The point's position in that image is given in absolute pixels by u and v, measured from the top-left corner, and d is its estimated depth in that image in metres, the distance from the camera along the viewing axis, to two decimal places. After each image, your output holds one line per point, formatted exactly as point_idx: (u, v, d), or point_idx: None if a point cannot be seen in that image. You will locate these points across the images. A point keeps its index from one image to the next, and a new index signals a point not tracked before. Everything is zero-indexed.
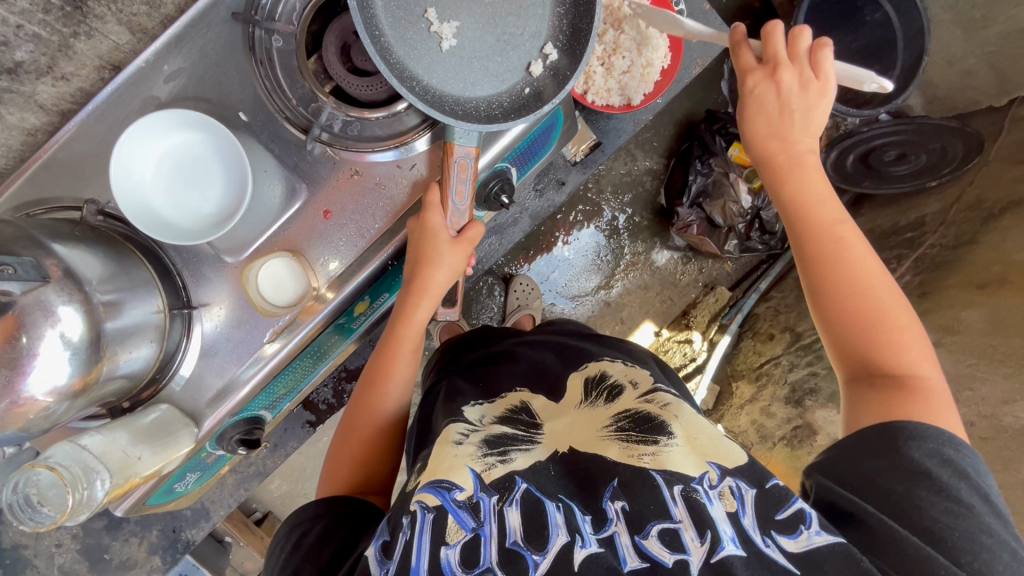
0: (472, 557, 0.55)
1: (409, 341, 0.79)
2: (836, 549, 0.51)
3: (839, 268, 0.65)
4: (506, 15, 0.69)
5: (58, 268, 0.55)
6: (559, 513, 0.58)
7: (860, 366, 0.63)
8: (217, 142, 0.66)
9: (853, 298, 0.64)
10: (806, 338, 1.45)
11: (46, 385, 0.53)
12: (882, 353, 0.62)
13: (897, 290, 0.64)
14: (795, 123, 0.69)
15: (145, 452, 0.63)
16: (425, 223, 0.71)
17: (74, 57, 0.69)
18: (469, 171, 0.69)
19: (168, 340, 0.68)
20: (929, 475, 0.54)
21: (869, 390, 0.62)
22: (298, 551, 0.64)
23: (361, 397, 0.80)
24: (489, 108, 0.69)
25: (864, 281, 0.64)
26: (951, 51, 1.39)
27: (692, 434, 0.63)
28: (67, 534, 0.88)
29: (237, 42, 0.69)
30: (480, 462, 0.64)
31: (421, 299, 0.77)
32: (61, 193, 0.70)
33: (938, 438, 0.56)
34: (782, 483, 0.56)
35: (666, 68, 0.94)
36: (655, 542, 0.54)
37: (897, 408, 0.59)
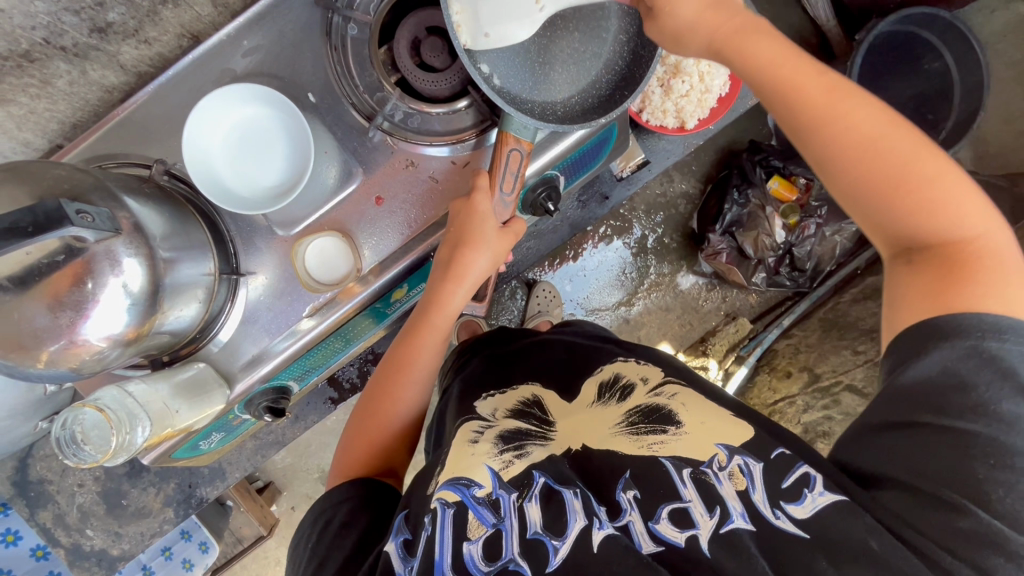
0: (493, 552, 0.58)
1: (442, 329, 0.80)
2: (840, 505, 0.55)
3: (832, 129, 0.60)
4: (573, 31, 0.70)
5: (128, 221, 0.57)
6: (576, 499, 0.61)
7: (899, 241, 0.60)
8: (284, 119, 0.69)
9: (861, 169, 0.60)
10: (824, 380, 1.44)
11: (102, 331, 0.56)
12: (914, 217, 0.58)
13: (907, 141, 0.59)
14: None
15: (183, 407, 0.66)
16: (473, 205, 0.71)
17: (159, 23, 0.73)
18: (520, 162, 0.70)
19: (214, 302, 0.71)
20: (965, 389, 0.53)
21: (909, 269, 0.59)
22: (323, 542, 0.65)
23: (384, 380, 0.81)
24: (543, 115, 0.69)
25: (864, 131, 0.60)
26: (1009, 108, 1.42)
27: (696, 423, 0.68)
28: (89, 476, 0.93)
29: (315, 27, 0.72)
30: (497, 459, 0.67)
31: (459, 286, 0.77)
32: (130, 149, 0.73)
33: (977, 330, 0.53)
34: (786, 454, 0.62)
35: (723, 96, 0.96)
36: (666, 524, 0.58)
37: (942, 285, 0.56)
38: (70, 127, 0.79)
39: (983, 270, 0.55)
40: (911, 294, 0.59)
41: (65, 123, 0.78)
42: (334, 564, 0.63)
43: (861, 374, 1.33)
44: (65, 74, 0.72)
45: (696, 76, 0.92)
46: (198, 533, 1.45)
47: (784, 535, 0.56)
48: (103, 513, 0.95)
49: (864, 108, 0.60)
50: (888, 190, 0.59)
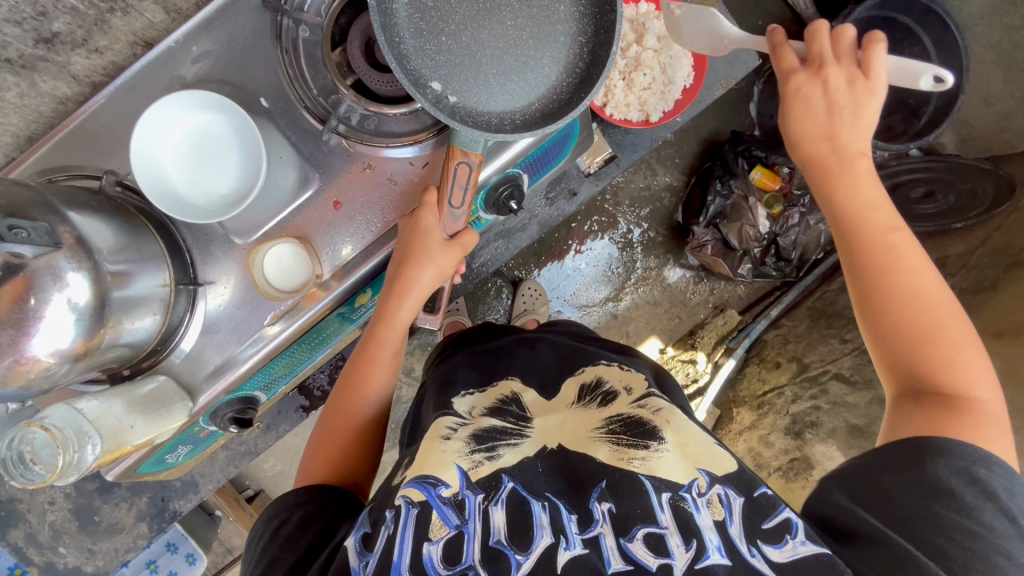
0: (453, 555, 0.57)
1: (391, 343, 0.80)
2: (820, 560, 0.55)
3: (889, 271, 0.64)
4: (527, 39, 0.67)
5: (71, 235, 0.56)
6: (544, 513, 0.60)
7: (908, 382, 0.62)
8: (237, 127, 0.68)
9: (901, 306, 0.63)
10: (812, 370, 1.43)
11: (51, 347, 0.55)
12: (929, 365, 0.61)
13: (953, 306, 0.63)
14: (845, 120, 0.67)
15: (138, 422, 0.65)
16: (417, 221, 0.72)
17: (109, 31, 0.72)
18: (469, 177, 0.69)
19: (172, 314, 0.70)
20: (952, 493, 0.55)
21: (912, 406, 0.61)
22: (276, 539, 0.65)
23: (340, 396, 0.81)
24: (499, 127, 0.67)
25: (911, 284, 0.63)
26: (989, 91, 1.41)
27: (680, 444, 0.67)
28: (60, 493, 0.92)
29: (265, 30, 0.71)
30: (467, 459, 0.68)
31: (404, 299, 0.77)
32: (83, 161, 0.72)
33: (969, 458, 0.57)
34: (770, 493, 0.61)
35: (688, 87, 0.94)
36: (640, 546, 0.57)
37: (941, 424, 0.59)
38: (25, 140, 0.78)
39: (980, 428, 0.58)
40: (915, 425, 0.60)
41: (19, 136, 0.77)
42: (285, 563, 0.62)
43: (848, 363, 1.33)
44: (14, 86, 0.71)
45: (657, 69, 0.91)
46: (184, 545, 1.43)
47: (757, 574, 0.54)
48: (76, 531, 0.94)
49: (922, 260, 0.65)
50: (919, 336, 0.62)
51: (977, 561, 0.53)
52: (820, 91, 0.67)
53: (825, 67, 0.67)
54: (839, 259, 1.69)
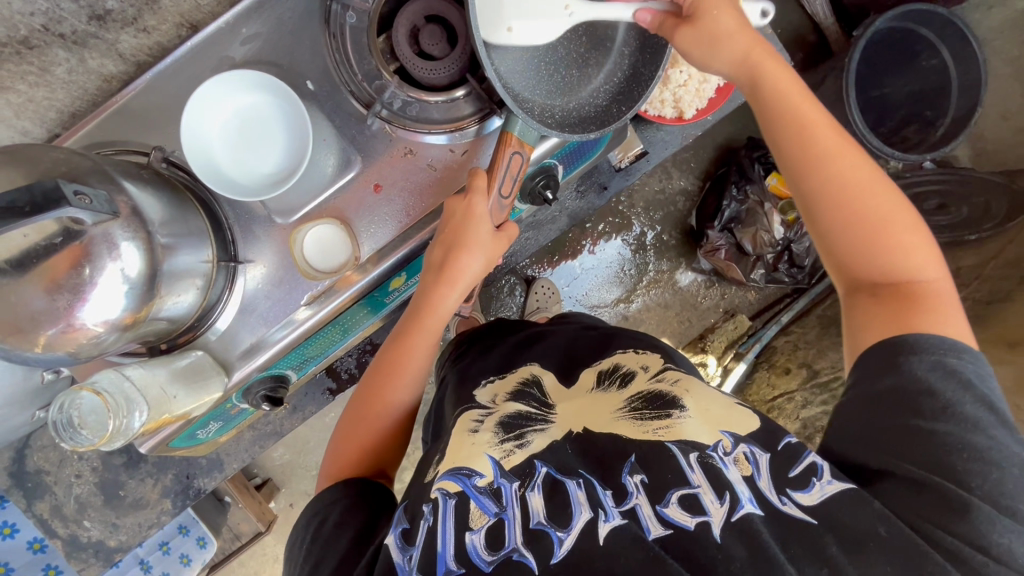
0: (497, 541, 0.59)
1: (432, 331, 0.79)
2: (849, 494, 0.56)
3: (821, 166, 0.66)
4: (578, 40, 0.71)
5: (126, 205, 0.57)
6: (580, 490, 0.62)
7: (861, 276, 0.66)
8: (285, 107, 0.69)
9: (840, 205, 0.66)
10: (823, 376, 1.44)
11: (100, 315, 0.56)
12: (877, 255, 0.65)
13: (892, 191, 0.66)
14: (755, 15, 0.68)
15: (181, 393, 0.66)
16: (470, 209, 0.71)
17: (158, 11, 0.73)
18: (520, 167, 0.71)
19: (212, 290, 0.71)
20: (933, 392, 0.57)
21: (869, 299, 0.65)
22: (319, 542, 0.66)
23: (372, 384, 0.80)
24: (544, 116, 0.68)
25: (843, 173, 0.66)
26: (1006, 106, 1.43)
27: (700, 408, 0.70)
28: (87, 466, 0.93)
29: (312, 14, 0.72)
30: (498, 448, 0.69)
31: (451, 290, 0.76)
32: (128, 137, 0.73)
33: (938, 350, 0.59)
34: (794, 442, 0.62)
35: (722, 85, 0.95)
36: (676, 509, 0.59)
37: (898, 314, 0.62)
38: (68, 117, 0.79)
39: (931, 306, 0.62)
40: (874, 321, 0.64)
41: (63, 112, 0.78)
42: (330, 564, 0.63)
43: None
44: (64, 62, 0.72)
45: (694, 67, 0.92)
46: (195, 529, 1.44)
47: (790, 521, 0.56)
48: (100, 505, 0.95)
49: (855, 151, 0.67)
50: (861, 225, 0.65)
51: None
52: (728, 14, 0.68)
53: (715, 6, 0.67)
54: None
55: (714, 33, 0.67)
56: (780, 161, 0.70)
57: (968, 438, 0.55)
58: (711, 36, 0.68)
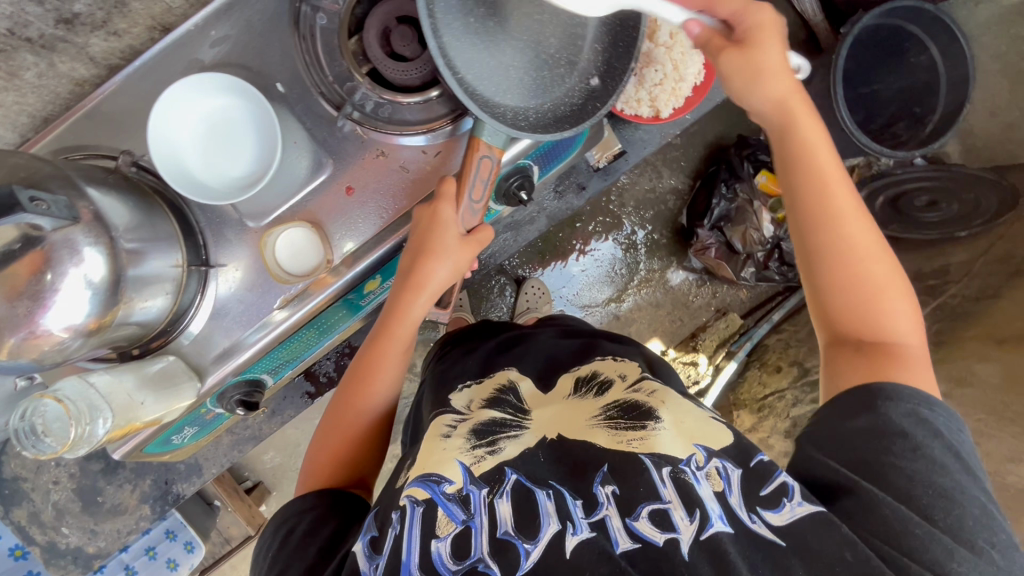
0: (463, 550, 0.59)
1: (403, 337, 0.80)
2: (818, 518, 0.56)
3: (830, 219, 0.68)
4: (547, 39, 0.70)
5: (88, 211, 0.57)
6: (550, 501, 0.62)
7: (846, 330, 0.68)
8: (255, 110, 0.69)
9: (841, 256, 0.67)
10: (813, 374, 1.43)
11: (64, 321, 0.55)
12: (864, 310, 0.66)
13: (888, 257, 0.68)
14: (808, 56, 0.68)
15: (149, 398, 0.66)
16: (436, 215, 0.72)
17: (128, 14, 0.72)
18: (491, 170, 0.70)
19: (184, 295, 0.70)
20: (905, 435, 0.59)
21: (852, 352, 0.66)
22: (286, 549, 0.66)
23: (347, 391, 0.82)
24: (514, 121, 0.68)
25: (845, 231, 0.67)
26: (995, 101, 1.42)
27: (676, 421, 0.69)
28: (64, 472, 0.92)
29: (282, 16, 0.72)
30: (468, 455, 0.69)
31: (418, 295, 0.78)
32: (98, 141, 0.73)
33: (913, 399, 0.61)
34: (767, 461, 0.62)
35: (698, 85, 0.95)
36: (646, 523, 0.59)
37: (879, 368, 0.64)
38: (41, 121, 0.79)
39: (909, 368, 0.64)
40: (854, 372, 0.65)
41: (36, 117, 0.78)
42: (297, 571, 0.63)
43: None
44: (33, 66, 0.71)
45: (669, 66, 0.92)
46: (184, 533, 1.44)
47: (760, 541, 0.56)
48: (79, 511, 0.94)
49: (864, 213, 0.68)
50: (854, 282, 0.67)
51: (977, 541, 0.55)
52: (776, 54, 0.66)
53: (766, 40, 0.66)
54: None
55: (759, 65, 0.66)
56: (790, 203, 0.70)
57: (936, 479, 0.57)
58: (754, 69, 0.66)
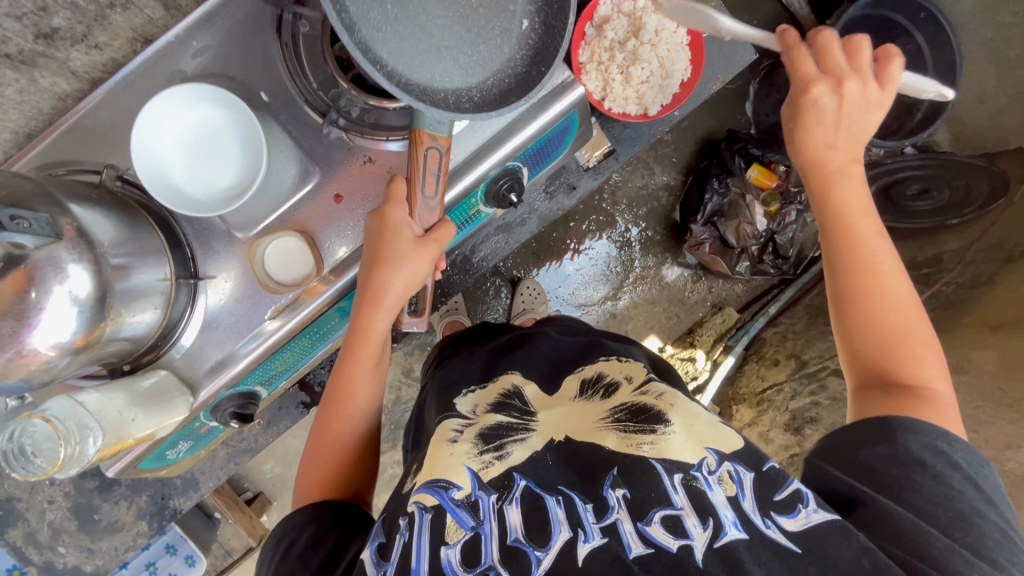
0: (473, 557, 0.58)
1: (369, 351, 0.78)
2: (834, 526, 0.56)
3: (866, 274, 0.68)
4: (478, 8, 0.61)
5: (71, 227, 0.56)
6: (559, 508, 0.61)
7: (872, 374, 0.66)
8: (239, 121, 0.68)
9: (872, 298, 0.67)
10: (811, 366, 1.44)
11: (50, 339, 0.54)
12: (893, 358, 0.65)
13: (918, 307, 0.67)
14: (852, 120, 0.68)
15: (139, 415, 0.65)
16: (386, 219, 0.69)
17: (109, 27, 0.72)
18: (439, 162, 0.65)
19: (173, 308, 0.70)
20: (923, 463, 0.58)
21: (879, 393, 0.65)
22: (287, 562, 0.66)
23: (328, 410, 0.81)
24: (455, 105, 0.60)
25: (879, 284, 0.67)
26: (982, 88, 1.43)
27: (686, 425, 0.68)
28: (59, 491, 0.91)
29: (264, 25, 0.71)
30: (477, 460, 0.68)
31: (375, 309, 0.74)
32: (82, 156, 0.72)
33: (931, 433, 0.60)
34: (778, 466, 0.62)
35: (685, 81, 0.94)
36: (659, 528, 0.58)
37: (903, 408, 0.62)
38: (23, 137, 0.78)
39: (937, 414, 0.62)
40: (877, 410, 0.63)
41: (17, 133, 0.77)
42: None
43: None
44: (12, 82, 0.70)
45: (654, 63, 0.91)
46: (184, 547, 1.42)
47: (775, 547, 0.55)
48: (76, 529, 0.94)
49: (896, 263, 0.69)
50: (884, 331, 0.66)
51: (973, 527, 0.56)
52: (838, 99, 0.67)
53: (844, 84, 0.66)
54: None
55: (861, 133, 0.69)
56: (823, 244, 0.72)
57: (954, 505, 0.57)
58: (856, 136, 0.69)
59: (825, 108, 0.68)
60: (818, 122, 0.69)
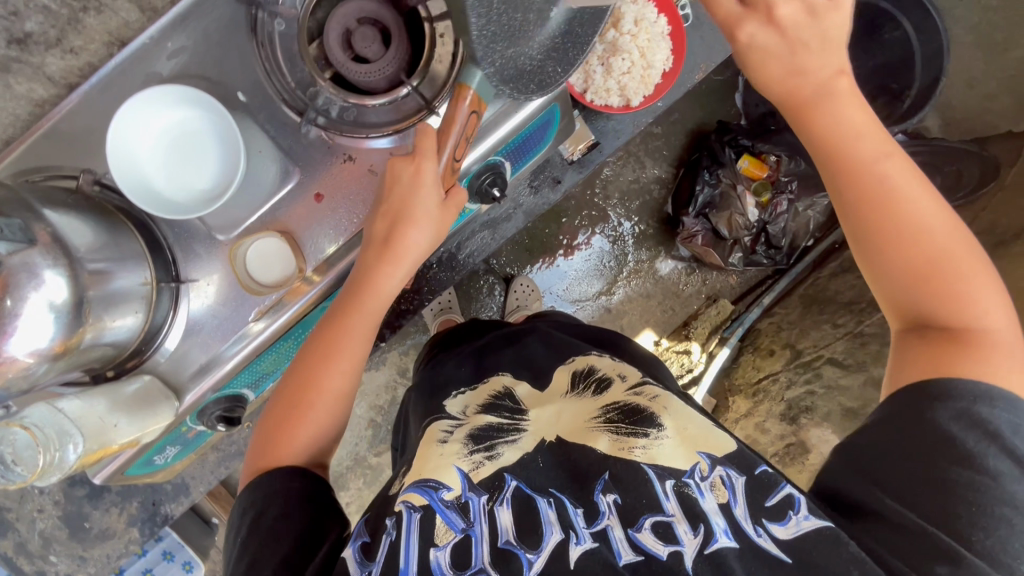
0: (463, 559, 0.58)
1: (371, 312, 0.74)
2: (823, 532, 0.57)
3: (886, 207, 0.64)
4: None
5: (46, 232, 0.56)
6: (551, 509, 0.61)
7: (913, 315, 0.64)
8: (217, 121, 0.67)
9: (901, 247, 0.64)
10: (806, 356, 1.43)
11: (28, 347, 0.54)
12: (932, 295, 0.62)
13: (957, 230, 0.64)
14: (810, 52, 0.65)
15: (122, 421, 0.65)
16: (420, 174, 0.67)
17: (83, 31, 0.72)
18: (472, 125, 0.65)
19: (155, 313, 0.69)
20: (952, 442, 0.57)
21: (920, 339, 0.63)
22: (255, 534, 0.65)
23: (303, 369, 0.75)
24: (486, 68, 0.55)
25: (906, 216, 0.63)
26: (971, 73, 1.42)
27: (679, 429, 0.69)
28: (48, 500, 0.91)
29: (240, 24, 0.70)
30: (467, 461, 0.68)
31: (398, 267, 0.73)
32: (59, 162, 0.71)
33: (971, 396, 0.58)
34: (770, 471, 0.64)
35: (667, 71, 0.94)
36: (649, 535, 0.59)
37: (942, 356, 0.61)
38: None
39: (983, 351, 0.60)
40: (919, 359, 0.62)
41: None
42: (269, 561, 0.61)
43: (841, 347, 1.33)
44: None
45: (636, 53, 0.91)
46: (181, 554, 1.42)
47: (764, 555, 0.57)
48: (66, 538, 0.94)
49: (922, 188, 0.64)
50: (919, 268, 0.63)
51: (994, 525, 0.54)
52: (775, 29, 0.64)
53: (775, 11, 0.63)
54: (830, 246, 1.70)
55: (828, 29, 0.64)
56: (829, 181, 0.67)
57: (977, 491, 0.55)
58: (821, 32, 0.64)
59: (779, 46, 0.65)
60: (774, 60, 0.66)
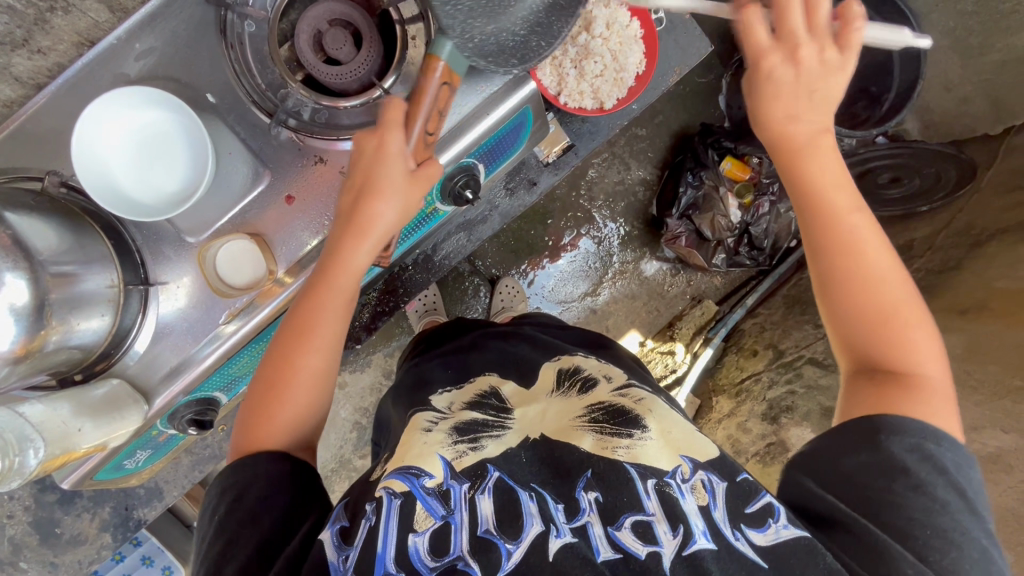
0: (442, 546, 0.58)
1: (342, 290, 0.69)
2: (802, 543, 0.57)
3: (850, 256, 0.66)
4: None
5: (6, 234, 0.55)
6: (533, 502, 0.61)
7: (863, 359, 0.66)
8: (185, 123, 0.67)
9: (860, 292, 0.66)
10: (788, 356, 1.45)
11: None
12: (880, 341, 0.65)
13: (906, 284, 0.67)
14: (812, 101, 0.66)
15: (87, 425, 0.64)
16: (384, 147, 0.64)
17: (51, 31, 0.67)
18: (447, 98, 0.63)
19: (124, 315, 0.68)
20: (907, 471, 0.59)
21: (868, 381, 0.65)
22: (234, 516, 0.63)
23: (279, 346, 0.71)
24: (462, 40, 0.61)
25: (863, 266, 0.66)
26: (948, 77, 1.42)
27: (663, 432, 0.69)
28: (19, 506, 0.90)
29: (209, 25, 0.70)
30: (451, 449, 0.68)
31: (362, 240, 0.68)
32: (26, 163, 0.70)
33: (921, 434, 0.60)
34: (751, 479, 0.64)
35: (640, 74, 0.95)
36: (628, 533, 0.58)
37: (888, 397, 0.63)
38: None
39: (926, 399, 0.62)
40: (865, 402, 0.64)
41: None
42: (247, 542, 0.61)
43: (822, 347, 1.34)
44: None
45: (608, 56, 0.92)
46: (160, 559, 1.40)
47: (741, 557, 0.57)
48: (37, 544, 0.93)
49: (882, 242, 0.67)
50: (872, 314, 0.65)
51: (952, 548, 0.56)
52: (793, 67, 0.65)
53: (798, 50, 0.64)
54: None
55: (828, 88, 0.66)
56: (803, 225, 0.70)
57: (933, 519, 0.57)
58: (814, 90, 0.66)
59: (791, 85, 0.66)
60: (777, 97, 0.66)
